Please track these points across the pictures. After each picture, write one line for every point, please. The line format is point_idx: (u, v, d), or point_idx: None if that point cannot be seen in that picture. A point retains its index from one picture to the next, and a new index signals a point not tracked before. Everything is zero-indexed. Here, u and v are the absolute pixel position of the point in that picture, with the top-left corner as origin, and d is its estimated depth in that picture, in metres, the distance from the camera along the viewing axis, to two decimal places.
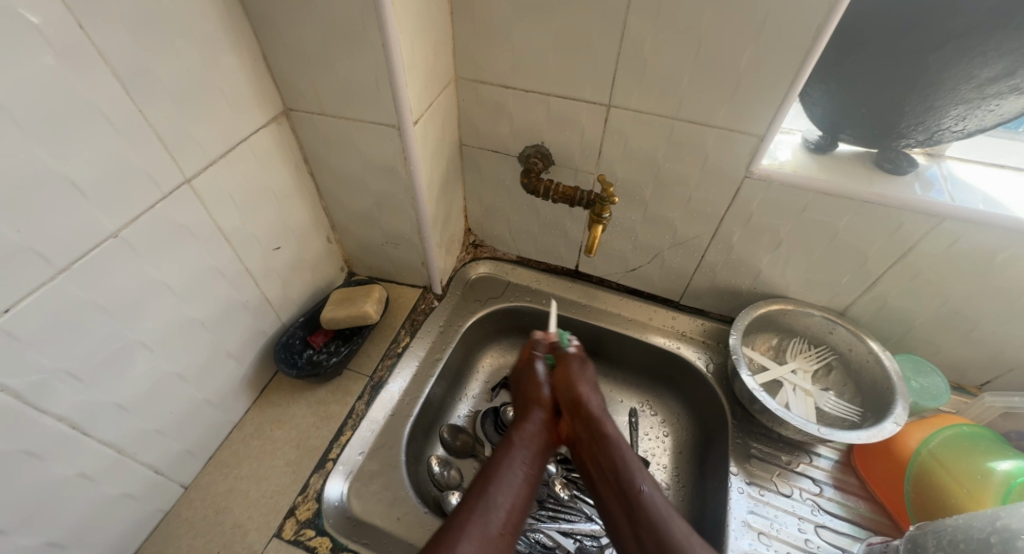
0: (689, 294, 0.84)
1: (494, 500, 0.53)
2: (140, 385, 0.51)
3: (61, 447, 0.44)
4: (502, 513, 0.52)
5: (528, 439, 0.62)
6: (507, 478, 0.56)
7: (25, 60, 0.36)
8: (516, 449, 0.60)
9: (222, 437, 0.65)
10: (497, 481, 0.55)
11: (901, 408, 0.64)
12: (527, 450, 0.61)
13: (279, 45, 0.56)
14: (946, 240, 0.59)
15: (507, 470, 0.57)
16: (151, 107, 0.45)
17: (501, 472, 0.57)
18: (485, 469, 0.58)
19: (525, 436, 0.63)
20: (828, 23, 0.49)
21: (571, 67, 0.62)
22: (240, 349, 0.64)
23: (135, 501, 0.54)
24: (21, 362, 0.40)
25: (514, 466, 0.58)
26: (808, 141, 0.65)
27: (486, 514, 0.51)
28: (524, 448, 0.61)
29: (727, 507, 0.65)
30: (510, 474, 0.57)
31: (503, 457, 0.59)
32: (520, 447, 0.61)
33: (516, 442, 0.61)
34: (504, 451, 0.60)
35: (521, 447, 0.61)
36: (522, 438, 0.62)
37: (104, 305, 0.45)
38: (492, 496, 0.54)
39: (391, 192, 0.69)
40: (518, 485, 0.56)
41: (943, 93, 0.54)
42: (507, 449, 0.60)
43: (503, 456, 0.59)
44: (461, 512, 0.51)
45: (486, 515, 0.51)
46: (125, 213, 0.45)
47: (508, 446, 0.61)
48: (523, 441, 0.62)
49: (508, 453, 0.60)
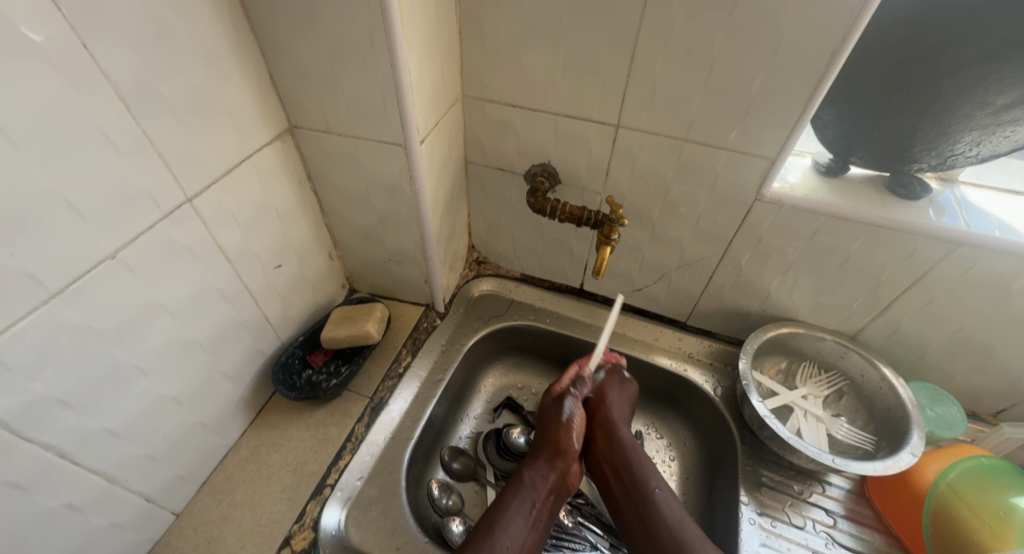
0: (696, 315, 0.82)
1: (499, 543, 0.55)
2: (133, 411, 0.49)
3: (48, 477, 0.42)
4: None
5: (542, 477, 0.62)
6: (515, 521, 0.58)
7: (27, 80, 0.35)
8: (529, 490, 0.61)
9: (216, 461, 0.63)
10: (507, 523, 0.57)
11: (918, 438, 0.63)
12: (540, 490, 0.61)
13: (285, 63, 0.55)
14: (963, 267, 0.58)
15: (518, 512, 0.59)
16: (154, 126, 0.44)
17: (509, 515, 0.58)
18: (496, 506, 0.59)
19: (539, 475, 0.62)
20: (843, 48, 0.48)
21: (580, 86, 0.61)
22: (238, 371, 0.63)
23: (124, 531, 0.52)
24: (9, 389, 0.38)
25: (524, 506, 0.59)
26: (818, 164, 0.64)
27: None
28: (537, 488, 0.61)
29: (738, 539, 0.63)
30: (519, 517, 0.58)
31: (516, 498, 0.60)
32: (533, 486, 0.61)
33: (526, 480, 0.62)
34: (516, 490, 0.61)
35: (533, 487, 0.61)
36: (537, 478, 0.62)
37: (100, 328, 0.44)
38: (499, 539, 0.56)
39: (394, 210, 0.68)
40: (525, 530, 0.58)
41: (958, 118, 0.53)
42: (519, 488, 0.61)
43: (516, 497, 0.60)
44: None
45: None
46: (124, 234, 0.44)
47: (521, 485, 0.61)
48: (537, 481, 0.62)
49: (518, 494, 0.60)
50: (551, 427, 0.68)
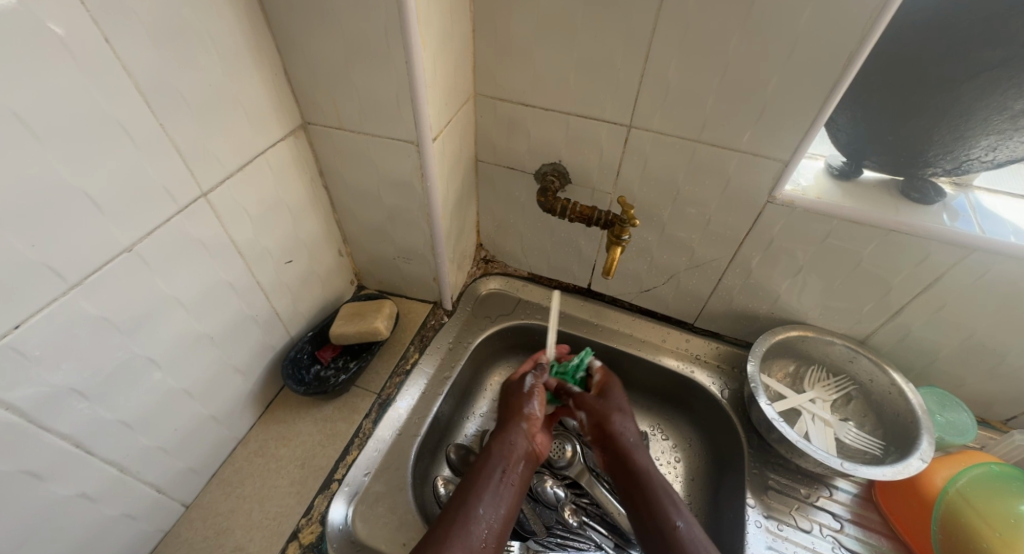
0: (704, 317, 0.82)
1: (472, 514, 0.51)
2: (145, 402, 0.49)
3: (63, 466, 0.43)
4: (485, 536, 0.50)
5: (510, 445, 0.59)
6: (488, 490, 0.54)
7: (51, 73, 0.35)
8: (499, 459, 0.57)
9: (225, 454, 0.64)
10: (480, 494, 0.53)
11: (927, 444, 0.62)
12: (511, 458, 0.58)
13: (300, 59, 0.55)
14: (976, 273, 0.58)
15: (490, 483, 0.55)
16: (171, 120, 0.44)
17: (481, 485, 0.54)
18: (465, 481, 0.55)
19: (507, 445, 0.59)
20: (861, 50, 0.48)
21: (593, 86, 0.61)
22: (248, 365, 0.63)
23: (135, 521, 0.52)
24: (27, 379, 0.39)
25: (496, 477, 0.56)
26: (831, 166, 0.63)
27: (466, 531, 0.49)
28: (507, 457, 0.58)
29: (744, 542, 0.63)
30: (492, 487, 0.54)
31: (485, 467, 0.56)
32: (503, 455, 0.58)
33: (495, 451, 0.58)
34: (485, 462, 0.57)
35: (503, 456, 0.58)
36: (507, 448, 0.59)
37: (115, 320, 0.44)
38: (473, 510, 0.51)
39: (405, 207, 0.68)
40: (498, 497, 0.54)
41: (974, 124, 0.53)
42: (490, 458, 0.57)
43: (485, 468, 0.56)
44: (442, 531, 0.49)
45: (465, 530, 0.49)
46: (141, 227, 0.44)
47: (491, 455, 0.58)
48: (507, 451, 0.58)
49: (489, 463, 0.57)
50: (514, 401, 0.65)
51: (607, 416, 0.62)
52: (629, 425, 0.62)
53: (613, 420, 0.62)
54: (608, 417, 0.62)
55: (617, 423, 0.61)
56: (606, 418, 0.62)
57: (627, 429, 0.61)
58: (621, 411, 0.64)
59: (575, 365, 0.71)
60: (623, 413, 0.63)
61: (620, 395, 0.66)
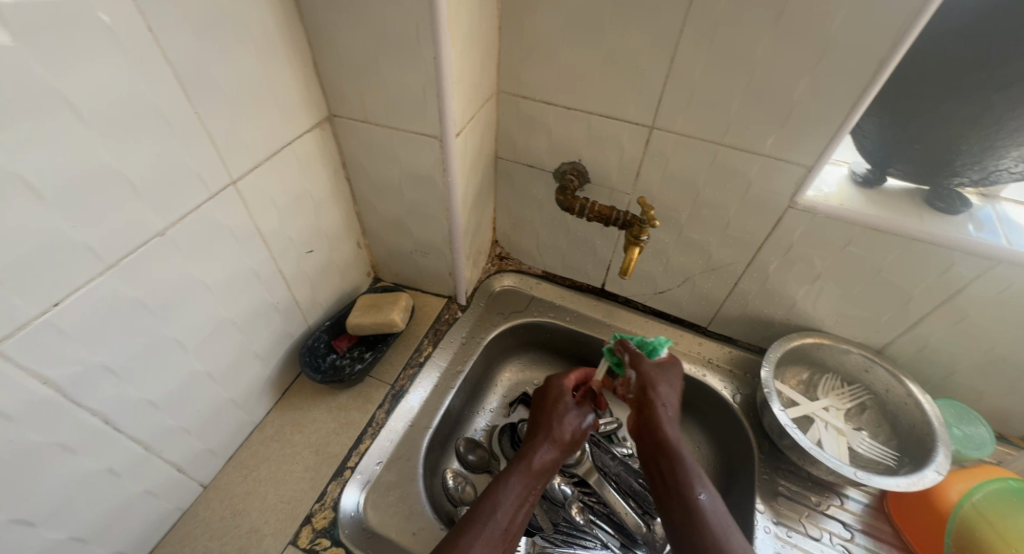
0: (718, 320, 0.81)
1: (499, 524, 0.50)
2: (170, 383, 0.50)
3: (92, 442, 0.44)
4: (503, 540, 0.49)
5: (546, 464, 0.57)
6: (515, 504, 0.52)
7: (98, 61, 0.36)
8: (530, 477, 0.55)
9: (242, 438, 0.65)
10: (506, 504, 0.52)
11: (943, 456, 0.62)
12: (541, 479, 0.56)
13: (328, 51, 0.56)
14: (1000, 285, 0.57)
15: (514, 495, 0.53)
16: (207, 110, 0.46)
17: (507, 494, 0.53)
18: (492, 485, 0.54)
19: (543, 459, 0.57)
20: (891, 58, 0.48)
21: (616, 87, 0.62)
22: (267, 351, 0.64)
23: (156, 499, 0.54)
24: (63, 354, 0.40)
25: (524, 490, 0.54)
26: (856, 173, 0.63)
27: (488, 540, 0.48)
28: (539, 476, 0.56)
29: (753, 547, 0.63)
30: (518, 497, 0.53)
31: (515, 478, 0.54)
32: (537, 472, 0.56)
33: (534, 463, 0.56)
34: (517, 472, 0.55)
35: (538, 473, 0.56)
36: (540, 465, 0.56)
37: (145, 302, 0.45)
38: (498, 519, 0.50)
39: (424, 202, 0.69)
40: (520, 512, 0.52)
41: (1004, 134, 0.53)
42: (522, 472, 0.55)
43: (516, 475, 0.55)
44: (466, 534, 0.48)
45: (489, 541, 0.48)
46: (176, 212, 0.46)
47: (524, 469, 0.55)
48: (541, 467, 0.56)
49: (522, 475, 0.55)
50: (560, 410, 0.63)
51: (653, 383, 0.58)
52: (671, 399, 0.58)
53: (659, 388, 0.58)
54: (652, 386, 0.58)
55: (660, 394, 0.58)
56: (651, 385, 0.58)
57: (669, 402, 0.57)
58: (668, 383, 0.59)
59: (650, 346, 0.63)
60: (669, 384, 0.59)
61: (676, 370, 0.62)
